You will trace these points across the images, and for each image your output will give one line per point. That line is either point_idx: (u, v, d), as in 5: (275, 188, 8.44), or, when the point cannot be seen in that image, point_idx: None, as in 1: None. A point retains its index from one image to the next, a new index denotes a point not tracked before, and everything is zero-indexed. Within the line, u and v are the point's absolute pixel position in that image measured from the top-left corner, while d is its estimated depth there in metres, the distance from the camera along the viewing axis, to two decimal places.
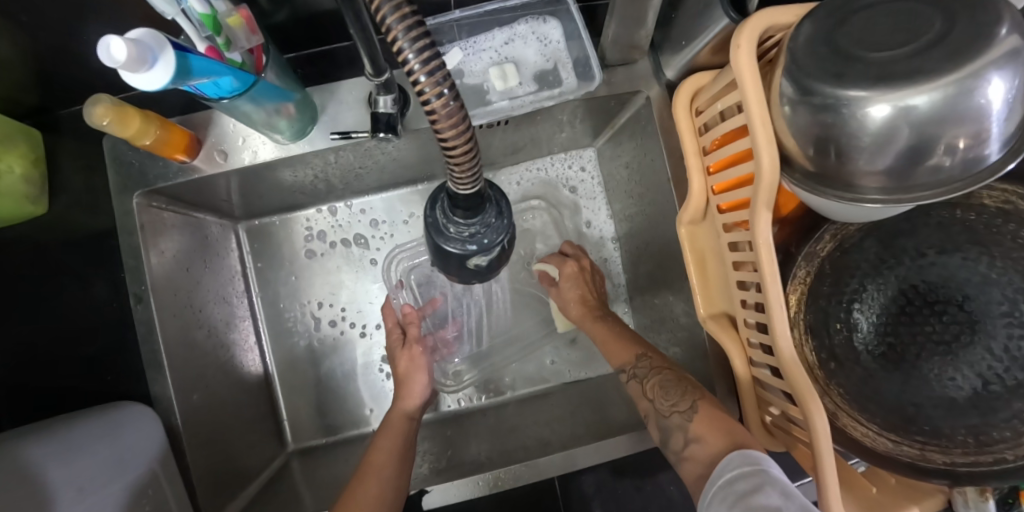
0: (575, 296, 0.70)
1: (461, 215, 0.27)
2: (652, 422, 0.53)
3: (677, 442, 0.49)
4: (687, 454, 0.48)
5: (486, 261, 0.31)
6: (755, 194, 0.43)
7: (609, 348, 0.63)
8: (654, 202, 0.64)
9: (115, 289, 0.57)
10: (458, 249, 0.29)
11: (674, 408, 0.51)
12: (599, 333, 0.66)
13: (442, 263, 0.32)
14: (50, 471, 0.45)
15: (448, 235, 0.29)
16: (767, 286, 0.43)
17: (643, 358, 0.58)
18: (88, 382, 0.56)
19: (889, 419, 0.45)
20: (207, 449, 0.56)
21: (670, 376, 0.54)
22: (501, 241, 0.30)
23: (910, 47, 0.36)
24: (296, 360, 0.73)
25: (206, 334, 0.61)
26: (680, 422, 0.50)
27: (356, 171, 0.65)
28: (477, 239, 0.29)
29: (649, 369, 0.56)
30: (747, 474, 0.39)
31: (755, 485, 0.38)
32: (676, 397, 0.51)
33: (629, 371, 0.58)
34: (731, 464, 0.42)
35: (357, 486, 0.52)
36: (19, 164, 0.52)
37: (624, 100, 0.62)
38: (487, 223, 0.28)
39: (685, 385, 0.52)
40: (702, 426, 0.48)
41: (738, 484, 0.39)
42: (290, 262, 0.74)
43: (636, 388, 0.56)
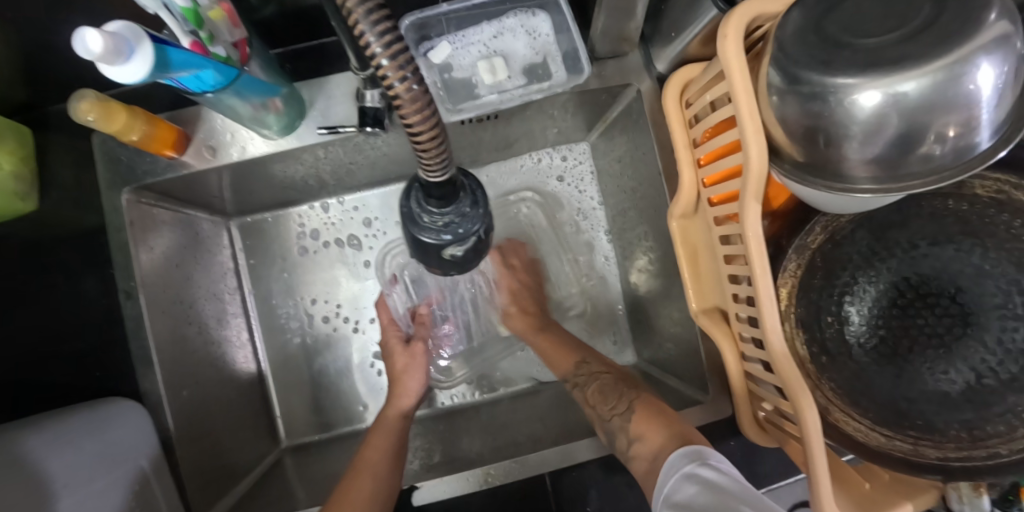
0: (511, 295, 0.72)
1: (434, 204, 0.27)
2: (597, 426, 0.56)
3: (623, 443, 0.51)
4: (632, 453, 0.50)
5: (462, 252, 0.30)
6: (745, 187, 0.43)
7: (552, 360, 0.65)
8: (646, 196, 0.63)
9: (107, 285, 0.57)
10: (433, 239, 0.28)
11: (614, 410, 0.54)
12: (542, 344, 0.67)
13: (420, 254, 0.31)
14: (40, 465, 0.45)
15: (422, 225, 0.29)
16: (757, 279, 0.42)
17: (584, 365, 0.61)
18: (80, 378, 0.57)
19: (882, 414, 0.44)
20: (200, 445, 0.57)
21: (606, 380, 0.58)
22: (477, 233, 0.29)
23: (898, 33, 0.35)
24: (289, 357, 0.73)
25: (197, 331, 0.61)
26: (621, 422, 0.53)
27: (347, 166, 0.65)
28: (452, 228, 0.28)
29: (587, 375, 0.60)
30: (690, 474, 0.41)
31: (698, 485, 0.39)
32: (614, 400, 0.55)
33: (571, 380, 0.61)
34: (673, 467, 0.43)
35: (345, 486, 0.52)
36: (8, 161, 0.52)
37: (615, 93, 0.61)
38: (462, 213, 0.28)
39: (624, 387, 0.56)
40: (641, 424, 0.50)
41: (683, 486, 0.41)
42: (283, 259, 0.74)
43: (579, 396, 0.60)
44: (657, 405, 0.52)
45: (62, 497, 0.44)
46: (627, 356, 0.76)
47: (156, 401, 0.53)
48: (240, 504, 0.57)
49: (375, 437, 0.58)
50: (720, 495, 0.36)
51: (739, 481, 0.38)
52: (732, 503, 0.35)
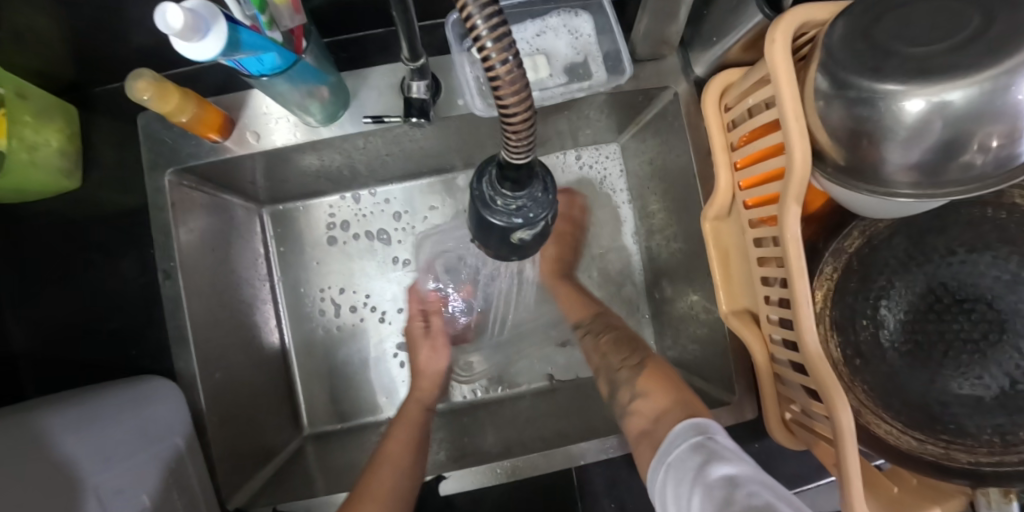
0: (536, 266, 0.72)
1: (509, 187, 0.28)
2: (603, 378, 0.63)
3: (625, 397, 0.57)
4: (632, 409, 0.55)
5: (529, 237, 0.31)
6: (787, 189, 0.44)
7: (569, 307, 0.71)
8: (677, 198, 0.64)
9: (144, 265, 0.58)
10: (503, 222, 0.29)
11: (625, 362, 0.61)
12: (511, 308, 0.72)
13: (482, 236, 0.32)
14: (73, 441, 0.45)
15: (495, 208, 0.29)
16: (795, 280, 0.43)
17: (600, 319, 0.69)
18: (112, 356, 0.57)
19: (915, 417, 0.45)
20: (228, 426, 0.57)
21: (620, 333, 0.66)
22: (544, 219, 0.30)
23: (947, 43, 0.36)
24: (314, 345, 0.74)
25: (229, 314, 0.62)
26: (628, 374, 0.59)
27: (383, 157, 0.66)
28: (523, 212, 0.29)
29: (602, 326, 0.68)
30: (698, 446, 0.43)
31: (707, 456, 0.41)
32: (625, 353, 0.63)
33: (584, 327, 0.69)
34: (679, 437, 0.45)
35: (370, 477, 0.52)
36: (56, 139, 0.53)
37: (651, 95, 0.62)
38: (533, 197, 0.29)
39: (633, 344, 0.64)
40: (649, 380, 0.56)
41: (689, 457, 0.43)
42: (312, 249, 0.74)
43: (591, 344, 0.68)
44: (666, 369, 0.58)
45: (93, 474, 0.45)
46: None
47: (189, 380, 0.54)
48: (266, 488, 0.58)
49: (396, 433, 0.58)
50: (729, 471, 0.38)
51: (738, 456, 0.41)
52: (744, 482, 0.37)
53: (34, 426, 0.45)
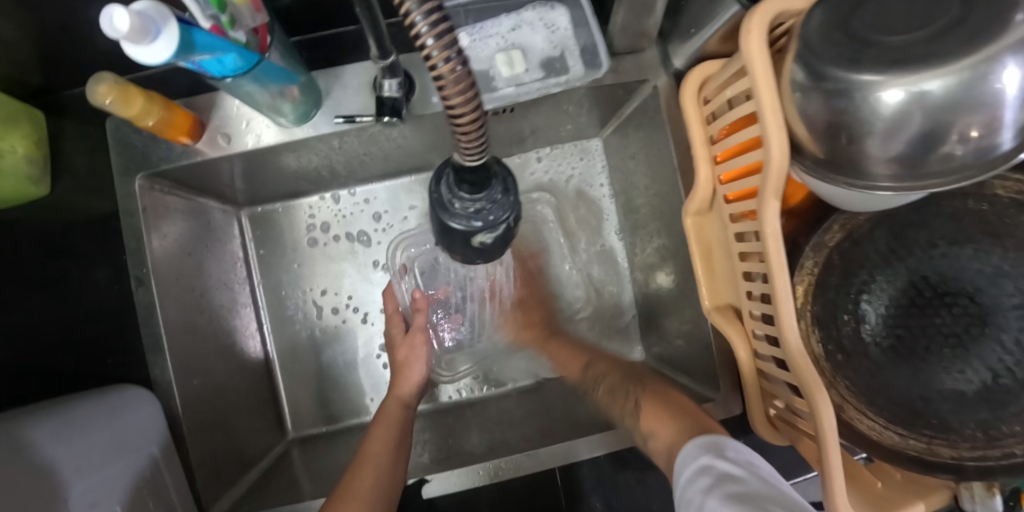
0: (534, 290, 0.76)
1: (467, 190, 0.27)
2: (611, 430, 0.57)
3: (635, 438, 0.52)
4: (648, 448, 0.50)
5: (491, 240, 0.30)
6: (766, 183, 0.43)
7: (563, 362, 0.68)
8: (660, 194, 0.63)
9: (118, 272, 0.57)
10: (463, 226, 0.28)
11: (625, 409, 0.55)
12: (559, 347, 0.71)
13: (445, 240, 0.31)
14: (51, 450, 0.45)
15: (453, 211, 0.28)
16: (775, 275, 0.43)
17: (593, 368, 0.64)
18: (89, 365, 0.56)
19: (897, 412, 0.44)
20: (209, 433, 0.56)
21: (614, 379, 0.61)
22: (507, 221, 0.29)
23: (925, 32, 0.35)
24: (297, 348, 0.73)
25: (208, 319, 0.61)
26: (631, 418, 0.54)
27: (360, 157, 0.65)
28: (483, 215, 0.28)
29: (598, 375, 0.63)
30: (706, 467, 0.39)
31: (715, 478, 0.37)
32: (623, 398, 0.57)
33: (583, 383, 0.65)
34: (689, 458, 0.41)
35: (352, 481, 0.51)
36: (23, 145, 0.51)
37: (631, 89, 0.61)
38: (493, 199, 0.28)
39: (631, 385, 0.58)
40: (649, 420, 0.51)
41: (699, 478, 0.39)
42: (293, 251, 0.73)
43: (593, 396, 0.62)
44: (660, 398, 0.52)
45: (71, 484, 0.44)
46: (635, 354, 0.76)
47: (167, 389, 0.53)
48: (249, 494, 0.57)
49: (374, 432, 0.57)
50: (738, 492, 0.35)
51: (756, 476, 0.37)
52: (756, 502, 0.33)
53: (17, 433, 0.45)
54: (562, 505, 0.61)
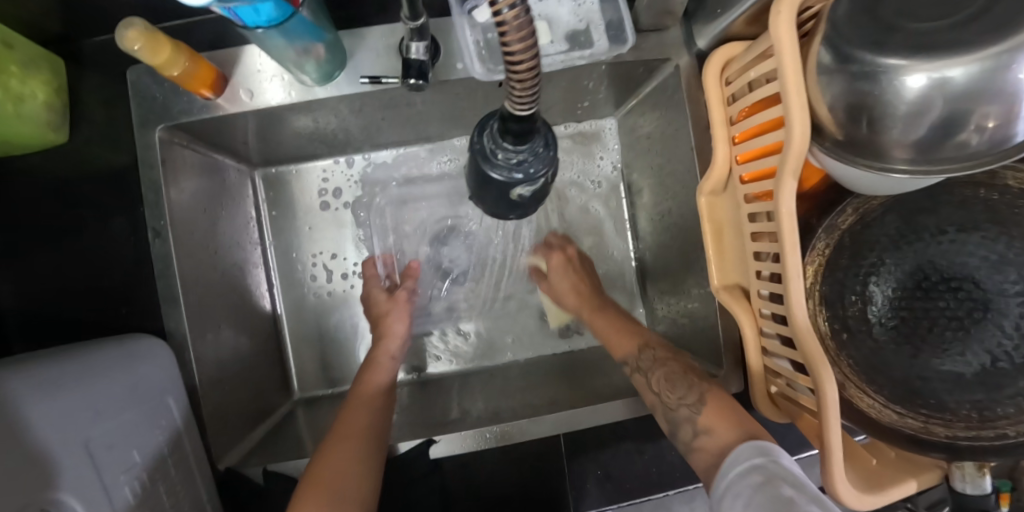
0: (567, 285, 0.69)
1: (511, 141, 0.28)
2: (660, 415, 0.54)
3: (685, 434, 0.51)
4: (697, 445, 0.49)
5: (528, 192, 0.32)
6: (783, 163, 0.44)
7: (611, 341, 0.63)
8: (673, 173, 0.64)
9: (133, 225, 0.57)
10: (504, 176, 0.30)
11: (682, 399, 0.52)
12: (597, 323, 0.66)
13: (484, 190, 0.32)
14: (77, 386, 0.43)
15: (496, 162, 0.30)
16: (787, 254, 0.44)
17: (648, 352, 0.58)
18: (102, 316, 0.57)
19: (896, 392, 0.46)
20: (220, 390, 0.57)
21: (674, 369, 0.55)
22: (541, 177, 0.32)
23: (951, 20, 0.36)
24: (305, 310, 0.73)
25: (220, 276, 0.61)
26: (689, 413, 0.51)
27: (379, 122, 0.65)
28: (524, 167, 0.29)
29: (653, 361, 0.57)
30: (759, 466, 0.41)
31: (766, 477, 0.40)
32: (683, 390, 0.53)
33: (632, 364, 0.59)
34: (741, 458, 0.43)
35: (336, 444, 0.51)
36: (42, 91, 0.51)
37: (652, 67, 0.62)
38: (535, 152, 0.29)
39: (691, 375, 0.54)
40: (711, 417, 0.50)
41: (751, 477, 0.41)
42: (304, 214, 0.73)
43: (641, 381, 0.57)
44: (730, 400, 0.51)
45: (97, 424, 0.43)
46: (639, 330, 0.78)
47: (181, 341, 0.53)
48: (257, 449, 0.58)
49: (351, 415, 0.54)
50: (787, 492, 0.36)
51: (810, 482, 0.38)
52: (797, 501, 0.35)
53: (32, 368, 0.43)
54: (565, 473, 0.62)
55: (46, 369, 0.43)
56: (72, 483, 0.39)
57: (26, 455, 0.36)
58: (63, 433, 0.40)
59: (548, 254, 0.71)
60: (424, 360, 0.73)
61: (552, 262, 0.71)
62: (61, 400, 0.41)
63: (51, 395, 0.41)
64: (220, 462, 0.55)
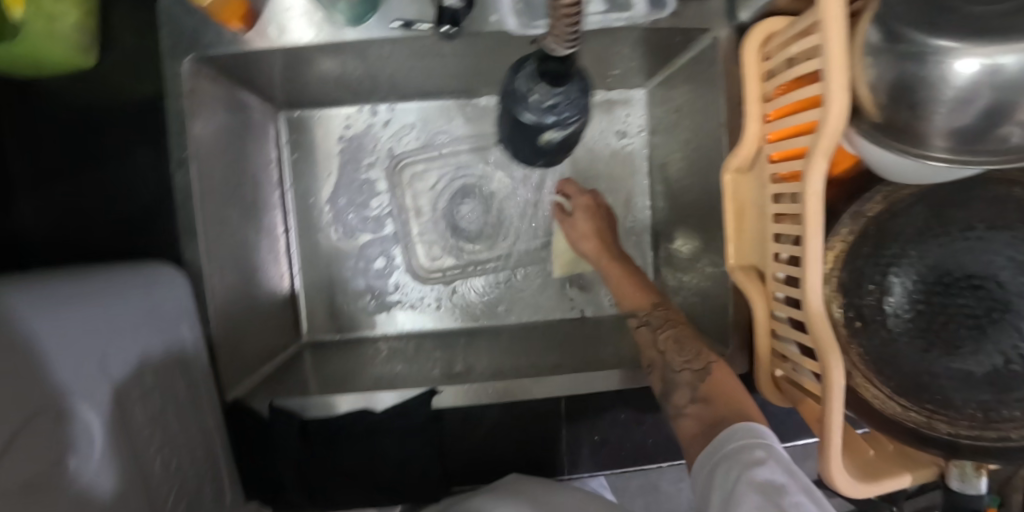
0: (589, 228, 0.70)
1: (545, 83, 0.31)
2: (657, 373, 0.55)
3: (681, 399, 0.52)
4: (687, 411, 0.51)
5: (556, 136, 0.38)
6: (815, 145, 0.43)
7: (622, 290, 0.66)
8: (700, 148, 0.63)
9: (155, 154, 0.57)
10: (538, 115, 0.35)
11: (687, 365, 0.53)
12: (612, 271, 0.68)
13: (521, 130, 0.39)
14: (81, 308, 0.42)
15: (529, 108, 0.36)
16: (808, 236, 0.44)
17: (660, 310, 0.60)
18: (124, 240, 0.58)
19: (903, 384, 0.46)
20: (232, 324, 0.58)
21: (685, 330, 0.56)
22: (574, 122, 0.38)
23: (1014, 4, 0.35)
24: (318, 256, 0.74)
25: (240, 214, 0.61)
26: (690, 378, 0.52)
27: (406, 72, 0.64)
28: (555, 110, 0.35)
29: (663, 319, 0.59)
30: (756, 447, 0.43)
31: (758, 458, 0.41)
32: (691, 354, 0.54)
33: (640, 317, 0.62)
34: (733, 434, 0.45)
35: None
36: (74, 15, 0.50)
37: (690, 37, 0.59)
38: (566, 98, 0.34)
39: (699, 342, 0.55)
40: (712, 387, 0.51)
41: (744, 454, 0.42)
42: (324, 160, 0.73)
43: (645, 335, 0.59)
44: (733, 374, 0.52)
45: (114, 342, 0.44)
46: None
47: (197, 271, 0.54)
48: (264, 384, 0.60)
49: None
50: (781, 480, 0.39)
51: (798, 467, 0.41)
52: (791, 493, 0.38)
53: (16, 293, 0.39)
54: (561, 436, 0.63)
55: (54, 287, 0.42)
56: (82, 389, 0.39)
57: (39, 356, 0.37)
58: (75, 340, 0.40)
59: (576, 195, 0.72)
60: (430, 316, 0.74)
61: (578, 203, 0.72)
62: (69, 317, 0.40)
63: (59, 311, 0.40)
64: (228, 392, 0.56)
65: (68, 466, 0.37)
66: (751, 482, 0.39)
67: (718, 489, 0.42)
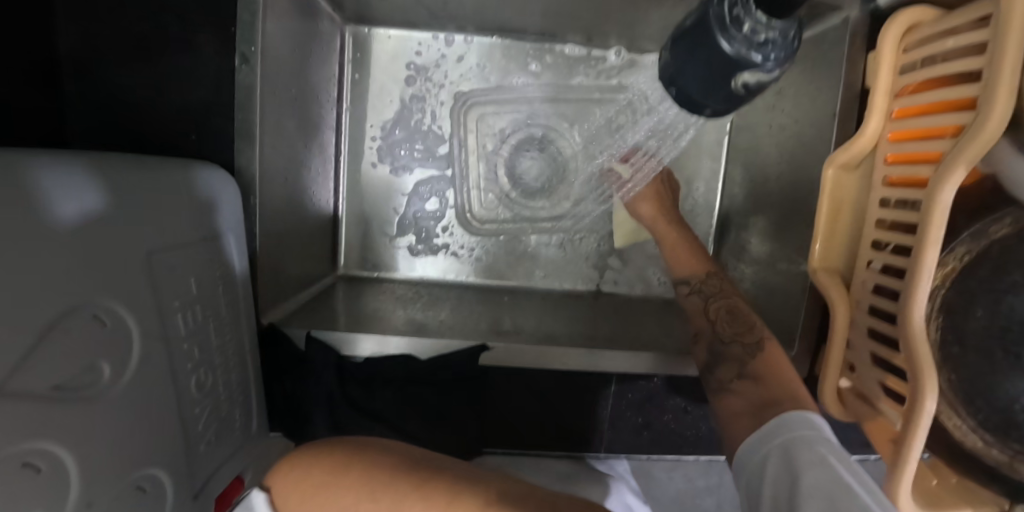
0: (645, 189, 0.62)
1: (761, 19, 0.31)
2: (704, 345, 0.52)
3: (728, 373, 0.48)
4: (733, 387, 0.47)
5: (751, 81, 0.35)
6: (955, 150, 0.38)
7: (677, 257, 0.59)
8: (799, 136, 0.58)
9: (222, 45, 0.52)
10: (738, 49, 0.33)
11: (737, 338, 0.50)
12: (671, 239, 0.60)
13: (710, 69, 0.36)
14: (124, 208, 0.36)
15: (734, 36, 0.32)
16: (926, 250, 0.39)
17: (714, 278, 0.55)
18: (174, 135, 0.53)
19: (991, 420, 0.43)
20: (275, 244, 0.54)
21: (739, 304, 0.52)
22: (777, 67, 0.34)
23: None
24: (367, 187, 0.70)
25: (296, 125, 0.57)
26: (739, 354, 0.49)
27: (496, 0, 0.58)
28: (763, 50, 0.32)
29: (717, 290, 0.54)
30: (810, 444, 0.37)
31: (819, 454, 0.36)
32: (742, 327, 0.50)
33: (694, 285, 0.56)
34: (786, 426, 0.40)
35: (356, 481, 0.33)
36: None
37: (816, 11, 0.54)
38: (782, 35, 0.31)
39: (753, 317, 0.51)
40: (762, 365, 0.47)
41: (801, 450, 0.37)
42: (386, 86, 0.68)
43: (696, 305, 0.55)
44: (788, 360, 0.48)
45: (159, 245, 0.39)
46: None
47: (249, 181, 0.49)
48: (298, 312, 0.57)
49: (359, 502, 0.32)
50: (850, 480, 0.34)
51: (859, 466, 0.36)
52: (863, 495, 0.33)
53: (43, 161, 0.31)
54: (599, 407, 0.63)
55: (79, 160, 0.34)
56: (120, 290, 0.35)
57: (76, 250, 0.31)
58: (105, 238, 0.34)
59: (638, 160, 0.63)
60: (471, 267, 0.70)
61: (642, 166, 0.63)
62: (111, 215, 0.34)
63: (108, 201, 0.34)
64: (264, 314, 0.53)
65: (103, 373, 0.33)
66: (808, 494, 0.34)
67: (767, 500, 0.36)
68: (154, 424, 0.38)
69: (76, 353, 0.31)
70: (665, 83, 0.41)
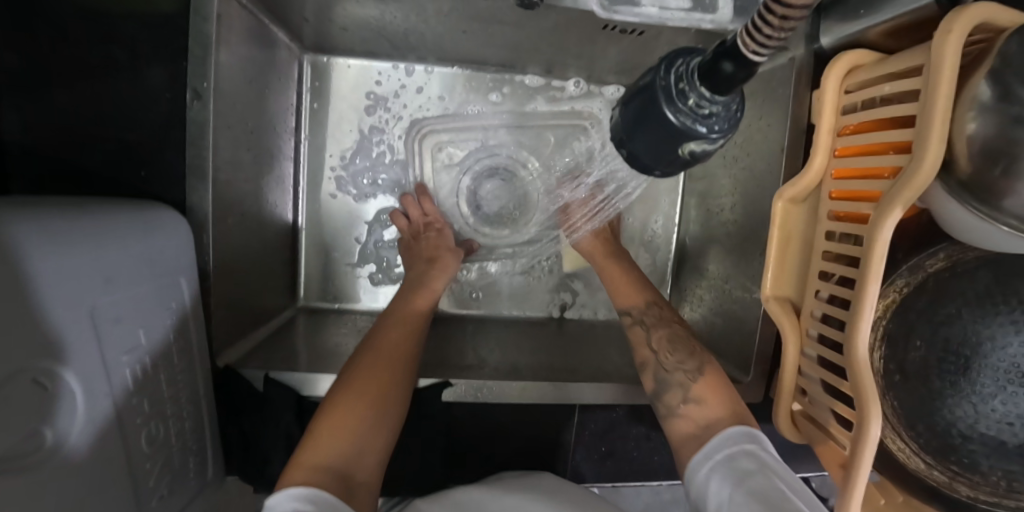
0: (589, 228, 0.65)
1: (707, 90, 0.30)
2: (648, 372, 0.52)
3: (675, 399, 0.49)
4: (681, 412, 0.48)
5: (698, 150, 0.34)
6: (891, 188, 0.39)
7: (617, 290, 0.61)
8: (752, 168, 0.61)
9: (172, 79, 0.50)
10: (684, 121, 0.32)
11: (680, 365, 0.51)
12: (613, 273, 0.62)
13: (654, 141, 0.35)
14: (73, 256, 0.34)
15: (680, 108, 0.32)
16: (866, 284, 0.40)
17: (654, 308, 0.57)
18: (120, 172, 0.51)
19: (932, 443, 0.45)
20: (231, 284, 0.53)
21: (679, 331, 0.54)
22: (724, 136, 0.32)
23: None
24: (329, 217, 0.69)
25: (253, 158, 0.55)
26: (683, 379, 0.50)
27: (458, 33, 0.58)
28: (709, 121, 0.31)
29: (658, 318, 0.56)
30: (749, 454, 0.41)
31: (759, 467, 0.40)
32: (683, 355, 0.51)
33: (635, 315, 0.58)
34: (727, 441, 0.43)
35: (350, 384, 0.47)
36: None
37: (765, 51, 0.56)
38: (726, 108, 0.31)
39: (694, 341, 0.53)
40: (705, 389, 0.48)
41: (741, 463, 0.41)
42: (348, 115, 0.68)
43: (639, 334, 0.55)
44: (725, 378, 0.50)
45: (106, 295, 0.37)
46: None
47: (200, 219, 0.47)
48: (257, 350, 0.56)
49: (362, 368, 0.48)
50: (784, 489, 0.37)
51: (797, 480, 0.39)
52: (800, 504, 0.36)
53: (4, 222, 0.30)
54: (569, 436, 0.64)
55: (43, 212, 0.34)
56: (66, 348, 0.33)
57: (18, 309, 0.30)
58: (51, 296, 0.32)
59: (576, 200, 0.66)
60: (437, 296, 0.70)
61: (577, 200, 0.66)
62: (62, 267, 0.33)
63: (60, 251, 0.33)
64: (219, 357, 0.51)
65: (44, 437, 0.32)
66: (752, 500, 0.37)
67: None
68: (99, 487, 0.36)
69: (12, 421, 0.29)
70: (620, 142, 0.40)
